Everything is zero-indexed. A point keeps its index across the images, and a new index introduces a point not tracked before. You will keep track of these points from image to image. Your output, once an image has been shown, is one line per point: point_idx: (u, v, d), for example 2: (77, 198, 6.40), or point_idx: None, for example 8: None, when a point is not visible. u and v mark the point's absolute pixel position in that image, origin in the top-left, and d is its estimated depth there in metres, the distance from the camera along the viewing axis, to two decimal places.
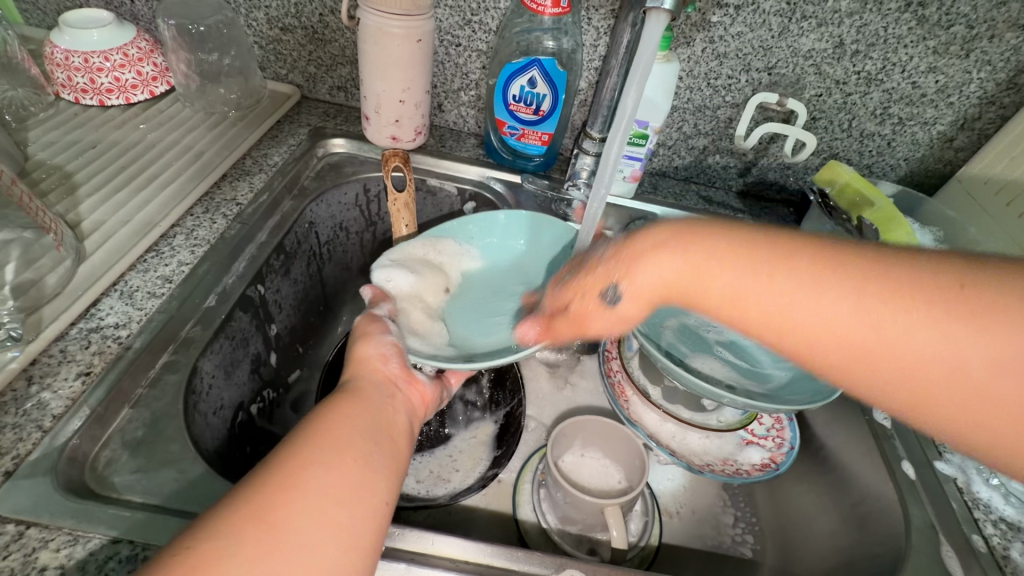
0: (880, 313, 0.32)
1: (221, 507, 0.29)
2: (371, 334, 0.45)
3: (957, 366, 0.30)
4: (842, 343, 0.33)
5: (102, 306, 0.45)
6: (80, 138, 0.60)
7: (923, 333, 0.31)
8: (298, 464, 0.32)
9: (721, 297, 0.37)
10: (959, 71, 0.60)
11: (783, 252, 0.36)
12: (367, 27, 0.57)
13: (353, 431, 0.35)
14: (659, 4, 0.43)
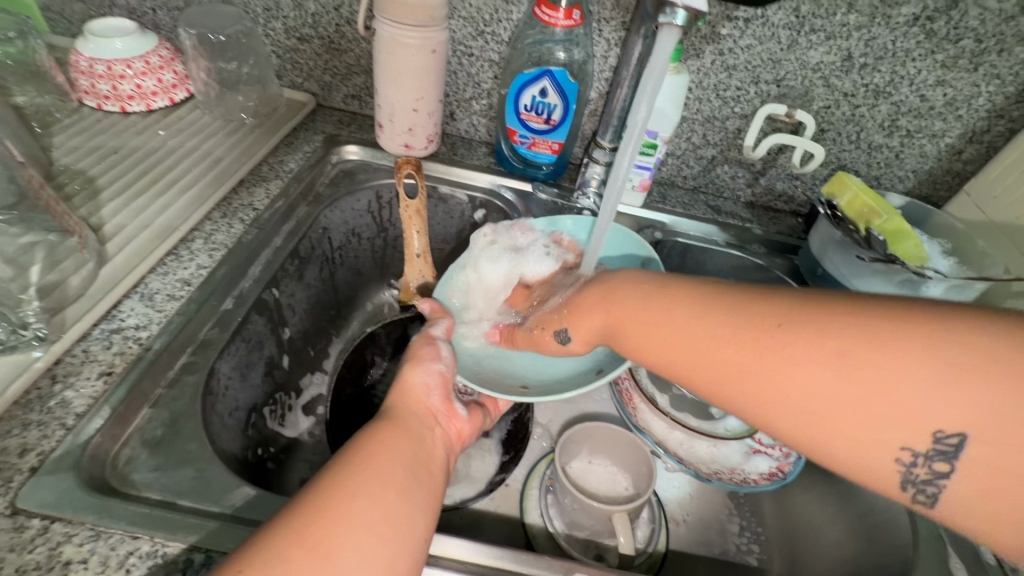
0: (751, 341, 0.34)
1: (270, 527, 0.30)
2: (416, 362, 0.48)
3: (831, 387, 0.30)
4: (720, 373, 0.35)
5: (123, 308, 0.46)
6: (102, 144, 0.61)
7: (792, 355, 0.32)
8: (343, 488, 0.33)
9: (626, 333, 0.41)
10: (968, 85, 0.61)
11: (685, 300, 0.38)
12: (381, 38, 0.59)
13: (392, 456, 0.37)
14: (671, 19, 0.44)
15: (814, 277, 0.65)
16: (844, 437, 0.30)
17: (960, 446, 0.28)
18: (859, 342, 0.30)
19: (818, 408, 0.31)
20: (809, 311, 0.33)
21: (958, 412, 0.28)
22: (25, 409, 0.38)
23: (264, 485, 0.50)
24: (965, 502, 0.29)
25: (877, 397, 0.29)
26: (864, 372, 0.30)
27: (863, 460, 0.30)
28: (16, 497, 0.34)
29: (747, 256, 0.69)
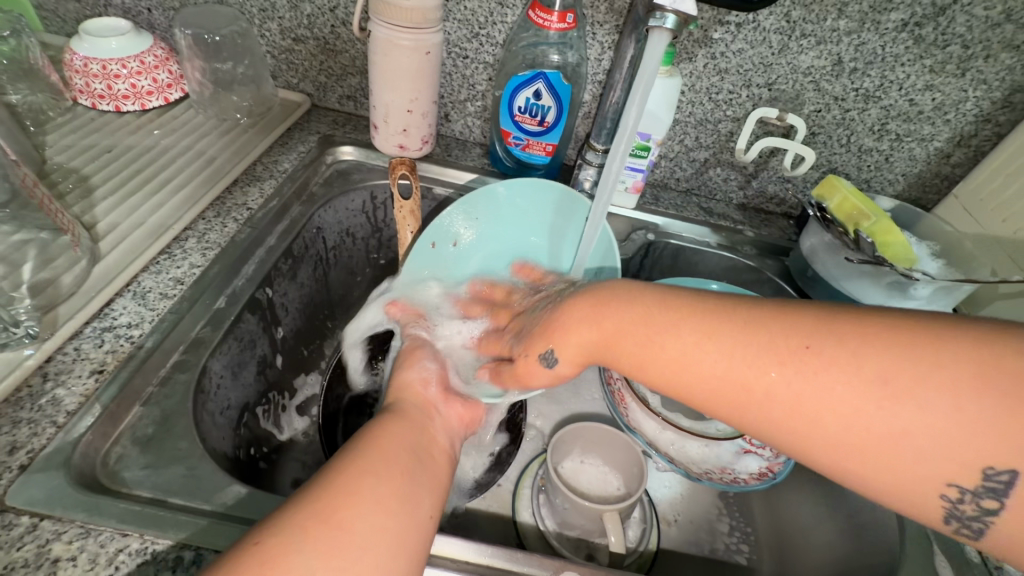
0: (801, 381, 0.32)
1: (283, 508, 0.31)
2: (412, 362, 0.49)
3: (880, 428, 0.30)
4: (753, 400, 0.34)
5: (116, 306, 0.46)
6: (96, 142, 0.61)
7: (846, 398, 0.31)
8: (353, 469, 0.33)
9: (659, 362, 0.38)
10: (955, 90, 0.62)
11: (718, 330, 0.36)
12: (377, 39, 0.59)
13: (398, 442, 0.37)
14: (662, 23, 0.45)
15: (803, 278, 0.66)
16: (887, 472, 0.30)
17: (1010, 482, 0.28)
18: (904, 373, 0.30)
19: (861, 443, 0.31)
20: (845, 340, 0.32)
21: (1007, 451, 0.28)
22: (15, 406, 0.38)
23: (257, 484, 0.50)
24: (1004, 530, 0.30)
25: (923, 434, 0.29)
26: (917, 414, 0.29)
27: (906, 495, 0.30)
28: (5, 494, 0.34)
29: (738, 258, 0.69)
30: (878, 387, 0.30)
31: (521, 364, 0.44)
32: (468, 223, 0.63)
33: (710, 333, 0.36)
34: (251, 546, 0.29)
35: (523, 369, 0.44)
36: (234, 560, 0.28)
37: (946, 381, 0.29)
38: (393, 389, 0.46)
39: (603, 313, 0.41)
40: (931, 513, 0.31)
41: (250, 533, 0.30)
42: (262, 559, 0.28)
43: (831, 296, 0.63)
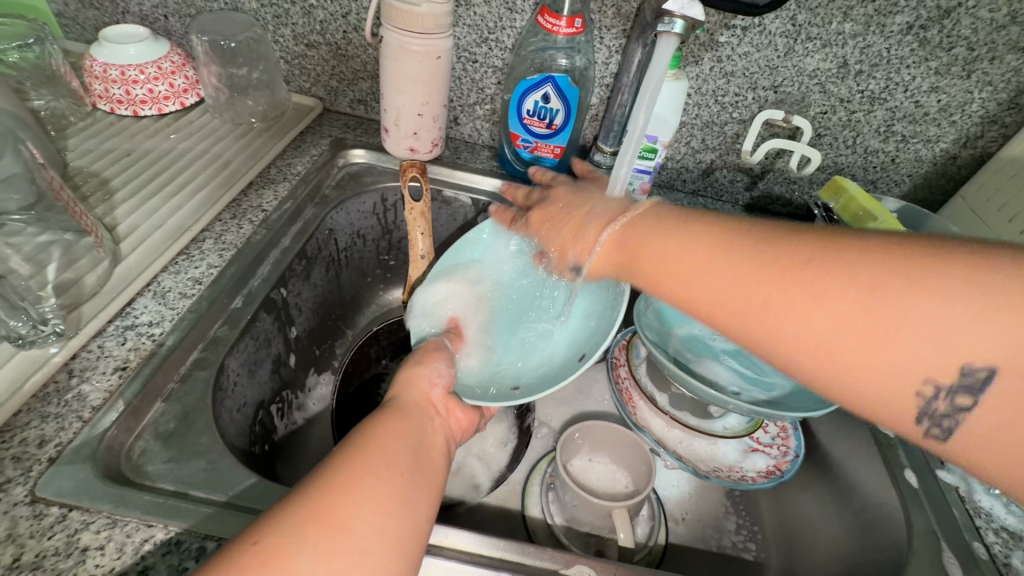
0: (790, 284, 0.34)
1: (281, 507, 0.30)
2: (422, 360, 0.48)
3: (861, 322, 0.31)
4: (744, 307, 0.36)
5: (137, 305, 0.47)
6: (115, 146, 0.63)
7: (832, 297, 0.32)
8: (353, 469, 0.32)
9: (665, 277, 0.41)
10: (961, 91, 0.62)
11: (720, 244, 0.39)
12: (389, 45, 0.60)
13: (397, 439, 0.37)
14: (670, 27, 0.46)
15: None
16: (865, 370, 0.31)
17: (988, 379, 0.28)
18: (898, 276, 0.30)
19: (839, 339, 0.31)
20: (845, 251, 0.33)
21: (988, 347, 0.28)
22: (43, 402, 0.40)
23: (272, 480, 0.51)
24: (978, 439, 0.30)
25: (905, 332, 0.29)
26: (899, 310, 0.30)
27: (881, 393, 0.31)
28: (36, 485, 0.35)
29: None
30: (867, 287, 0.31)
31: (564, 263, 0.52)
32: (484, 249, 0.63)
33: (720, 251, 0.38)
34: (250, 545, 0.28)
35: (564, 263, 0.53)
36: (231, 559, 0.27)
37: (940, 283, 0.29)
38: (397, 383, 0.45)
39: (630, 231, 0.45)
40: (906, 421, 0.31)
41: (246, 531, 0.29)
42: (261, 559, 0.27)
43: None
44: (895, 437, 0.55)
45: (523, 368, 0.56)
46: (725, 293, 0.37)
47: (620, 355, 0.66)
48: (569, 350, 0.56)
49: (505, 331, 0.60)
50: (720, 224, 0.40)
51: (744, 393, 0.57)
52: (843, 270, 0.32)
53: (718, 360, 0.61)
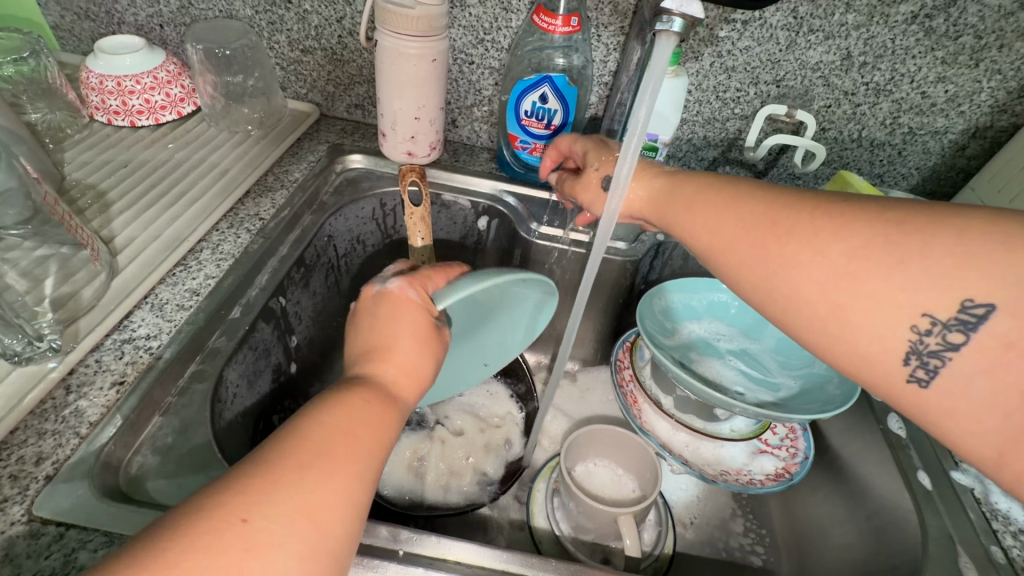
0: (810, 219, 0.37)
1: (272, 484, 0.29)
2: (423, 340, 0.43)
3: (872, 251, 0.34)
4: (762, 238, 0.39)
5: (134, 318, 0.47)
6: (112, 157, 0.63)
7: (845, 231, 0.35)
8: (347, 468, 0.32)
9: (686, 222, 0.44)
10: (969, 81, 0.61)
11: (744, 192, 0.42)
12: (384, 49, 0.60)
13: (386, 435, 0.36)
14: (668, 26, 0.45)
15: None
16: (869, 293, 0.34)
17: (986, 316, 0.31)
18: (910, 219, 0.34)
19: (851, 269, 0.34)
20: (861, 203, 0.36)
21: (989, 283, 0.31)
22: (40, 418, 0.39)
23: None
24: (964, 379, 0.32)
25: (914, 263, 0.33)
26: (912, 243, 0.33)
27: (879, 324, 0.34)
28: (33, 504, 0.35)
29: None
30: (883, 226, 0.34)
31: (588, 174, 0.54)
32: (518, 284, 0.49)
33: (744, 199, 0.42)
34: (237, 522, 0.28)
35: (586, 179, 0.54)
36: (217, 532, 0.27)
37: (957, 223, 0.32)
38: (396, 359, 0.41)
39: (663, 185, 0.48)
40: (897, 354, 0.33)
41: (232, 497, 0.29)
42: (250, 544, 0.27)
43: None
44: (908, 437, 0.53)
45: None
46: (743, 230, 0.40)
47: (624, 356, 0.65)
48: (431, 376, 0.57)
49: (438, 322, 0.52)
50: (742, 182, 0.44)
51: (750, 394, 0.57)
52: (869, 217, 0.35)
53: (722, 361, 0.61)
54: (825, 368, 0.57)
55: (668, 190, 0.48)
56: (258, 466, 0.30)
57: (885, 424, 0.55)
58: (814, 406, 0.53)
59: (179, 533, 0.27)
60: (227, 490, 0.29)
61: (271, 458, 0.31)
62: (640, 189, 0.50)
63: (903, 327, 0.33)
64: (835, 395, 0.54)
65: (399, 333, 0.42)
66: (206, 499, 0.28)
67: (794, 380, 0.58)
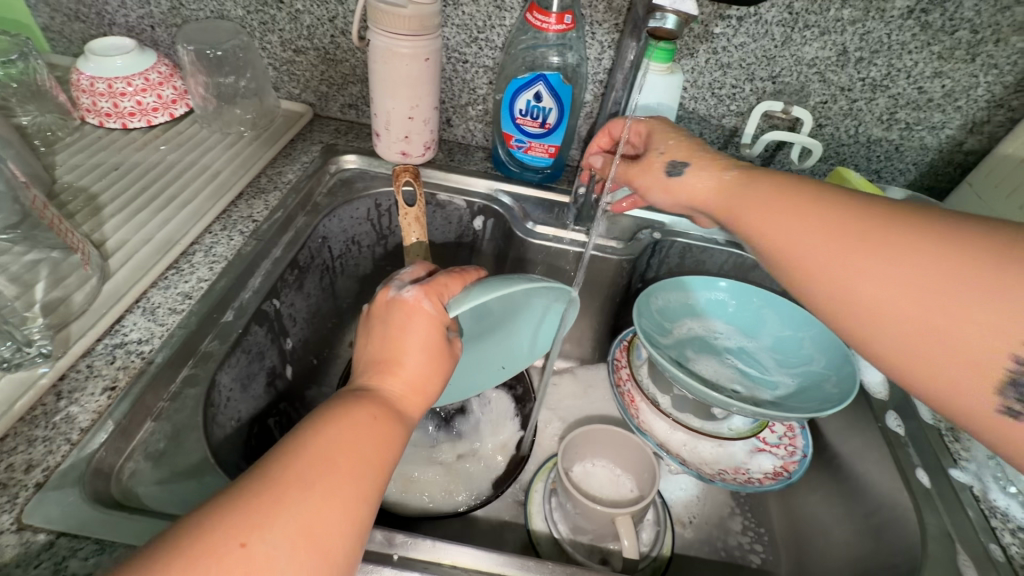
0: (902, 235, 0.36)
1: (276, 506, 0.29)
2: (435, 352, 0.43)
3: (963, 277, 0.33)
4: (843, 248, 0.38)
5: (126, 322, 0.47)
6: (104, 160, 0.62)
7: (936, 252, 0.34)
8: (355, 491, 0.32)
9: (758, 224, 0.44)
10: (965, 76, 0.60)
11: (829, 199, 0.41)
12: (376, 48, 0.59)
13: (393, 455, 0.36)
14: (661, 23, 0.45)
15: None
16: (959, 321, 0.32)
17: None
18: (1013, 247, 0.32)
19: (937, 293, 0.33)
20: (962, 224, 0.35)
21: None
22: (30, 425, 0.39)
23: None
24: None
25: (1014, 294, 0.31)
26: (1013, 274, 0.31)
27: (963, 352, 0.32)
28: (22, 512, 0.35)
29: (748, 255, 0.69)
30: (951, 240, 0.34)
31: (649, 159, 0.53)
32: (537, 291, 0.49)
33: (827, 205, 0.40)
34: (236, 546, 0.28)
35: (646, 165, 0.53)
36: (215, 557, 0.27)
37: None
38: (405, 373, 0.41)
39: (734, 185, 0.47)
40: (977, 384, 0.32)
41: (230, 516, 0.29)
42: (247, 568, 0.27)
43: None
44: (907, 435, 0.53)
45: None
46: (819, 239, 0.39)
47: (621, 356, 0.64)
48: None
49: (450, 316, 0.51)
50: (827, 185, 0.43)
51: (748, 393, 0.57)
52: (937, 228, 0.35)
53: (719, 359, 0.61)
54: (823, 367, 0.57)
55: (742, 186, 0.47)
56: (259, 485, 0.30)
57: (883, 422, 0.55)
58: (812, 406, 0.53)
59: (179, 553, 0.27)
60: (227, 508, 0.29)
61: (274, 476, 0.31)
62: (712, 182, 0.49)
63: (986, 357, 0.32)
64: (833, 394, 0.54)
65: (411, 345, 0.42)
66: (204, 517, 0.29)
67: (791, 378, 0.58)
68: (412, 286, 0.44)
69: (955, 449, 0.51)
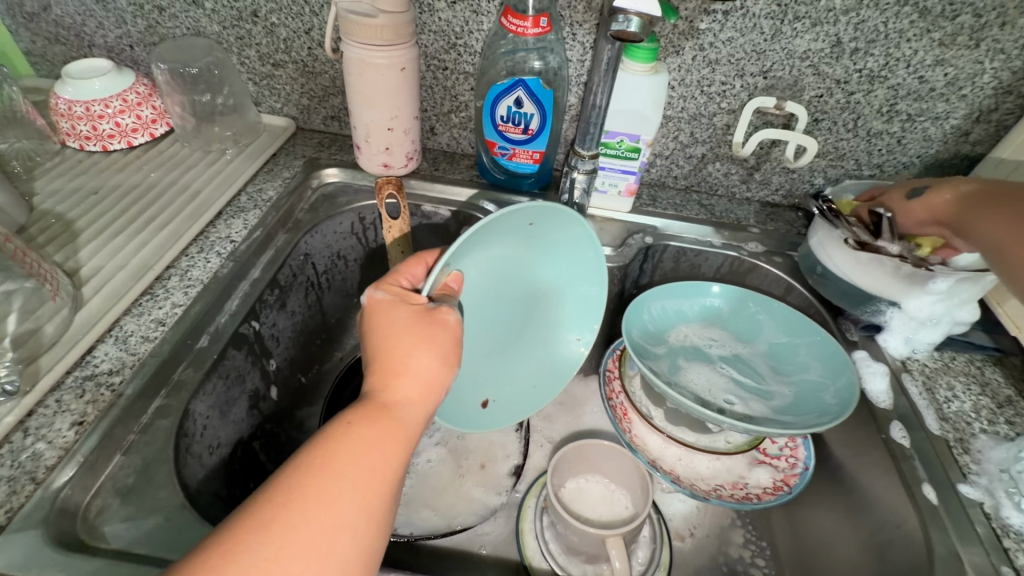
0: None
1: (240, 549, 0.30)
2: (427, 342, 0.41)
3: None
4: None
5: (97, 352, 0.46)
6: (82, 184, 0.62)
7: None
8: (328, 523, 0.32)
9: (998, 250, 0.46)
10: (969, 62, 0.57)
11: None
12: (350, 60, 0.58)
13: (383, 472, 0.35)
14: (625, 26, 0.43)
15: (813, 276, 0.62)
16: None
17: None
18: None
19: None
20: None
21: None
22: None
23: None
24: None
25: None
26: None
27: None
28: None
29: (745, 257, 0.67)
30: None
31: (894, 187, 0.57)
32: (520, 230, 0.50)
33: None
34: None
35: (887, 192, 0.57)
36: None
37: None
38: (400, 374, 0.40)
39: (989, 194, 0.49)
40: None
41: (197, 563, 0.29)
42: None
43: (843, 292, 0.59)
44: (913, 447, 0.50)
45: (487, 372, 0.55)
46: None
47: (612, 367, 0.62)
48: (517, 382, 0.57)
49: (489, 311, 0.53)
50: None
51: (742, 404, 0.55)
52: None
53: (714, 369, 0.59)
54: (821, 375, 0.55)
55: (988, 200, 0.48)
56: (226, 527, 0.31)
57: (888, 433, 0.51)
58: (819, 418, 0.50)
59: None
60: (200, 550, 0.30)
61: (242, 514, 0.31)
62: (948, 194, 0.51)
63: None
64: (832, 405, 0.51)
65: (400, 338, 0.41)
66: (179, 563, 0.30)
67: (790, 388, 0.56)
68: (364, 291, 0.45)
69: (964, 463, 0.48)
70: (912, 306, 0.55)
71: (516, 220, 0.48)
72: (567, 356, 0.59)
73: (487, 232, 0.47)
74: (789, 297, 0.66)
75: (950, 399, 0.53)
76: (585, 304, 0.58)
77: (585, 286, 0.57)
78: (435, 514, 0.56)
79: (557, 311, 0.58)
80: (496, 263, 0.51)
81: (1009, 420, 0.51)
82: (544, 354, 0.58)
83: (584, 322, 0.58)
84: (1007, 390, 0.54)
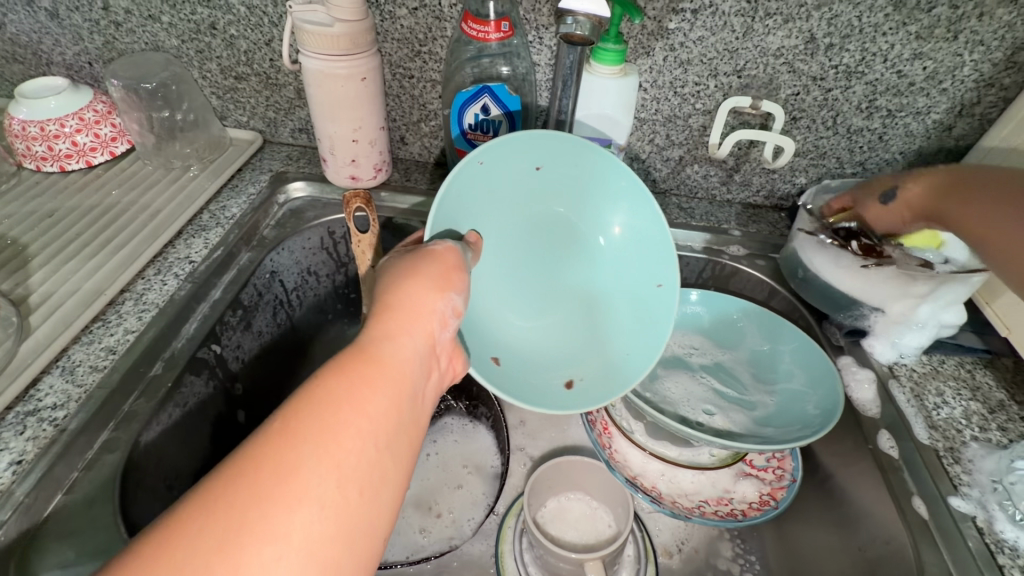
0: None
1: (181, 539, 0.24)
2: (413, 275, 0.39)
3: None
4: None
5: (42, 385, 0.44)
6: (37, 208, 0.60)
7: None
8: (287, 486, 0.26)
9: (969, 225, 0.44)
10: (949, 55, 0.55)
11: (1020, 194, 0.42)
12: (309, 72, 0.56)
13: (367, 412, 0.31)
14: (572, 29, 0.43)
15: (795, 281, 0.60)
16: None
17: None
18: None
19: None
20: None
21: None
22: None
23: None
24: None
25: None
26: None
27: None
28: None
29: (726, 261, 0.65)
30: None
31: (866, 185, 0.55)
32: (531, 175, 0.50)
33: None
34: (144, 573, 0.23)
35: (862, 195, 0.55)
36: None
37: None
38: (388, 311, 0.37)
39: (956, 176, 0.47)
40: None
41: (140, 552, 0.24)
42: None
43: (826, 295, 0.57)
44: (902, 457, 0.48)
45: (555, 344, 0.52)
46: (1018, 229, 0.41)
47: None
48: (595, 353, 0.50)
49: (529, 274, 0.53)
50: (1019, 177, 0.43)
51: (721, 414, 0.53)
52: None
53: (695, 378, 0.57)
54: (804, 385, 0.53)
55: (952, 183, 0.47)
56: (166, 515, 0.25)
57: (876, 443, 0.50)
58: (805, 432, 0.48)
59: None
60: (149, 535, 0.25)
61: (186, 497, 0.26)
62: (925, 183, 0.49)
63: None
64: (814, 414, 0.49)
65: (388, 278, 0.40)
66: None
67: (773, 396, 0.54)
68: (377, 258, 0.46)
69: (955, 473, 0.46)
70: (897, 312, 0.53)
71: (513, 164, 0.49)
72: (649, 297, 0.51)
73: (487, 178, 0.49)
74: (773, 302, 0.64)
75: (940, 406, 0.51)
76: (645, 238, 0.51)
77: (632, 215, 0.52)
78: (429, 536, 0.55)
79: (615, 259, 0.53)
80: (521, 220, 0.52)
81: (1001, 426, 0.49)
82: (623, 307, 0.52)
83: (651, 246, 0.51)
84: (999, 394, 0.52)
